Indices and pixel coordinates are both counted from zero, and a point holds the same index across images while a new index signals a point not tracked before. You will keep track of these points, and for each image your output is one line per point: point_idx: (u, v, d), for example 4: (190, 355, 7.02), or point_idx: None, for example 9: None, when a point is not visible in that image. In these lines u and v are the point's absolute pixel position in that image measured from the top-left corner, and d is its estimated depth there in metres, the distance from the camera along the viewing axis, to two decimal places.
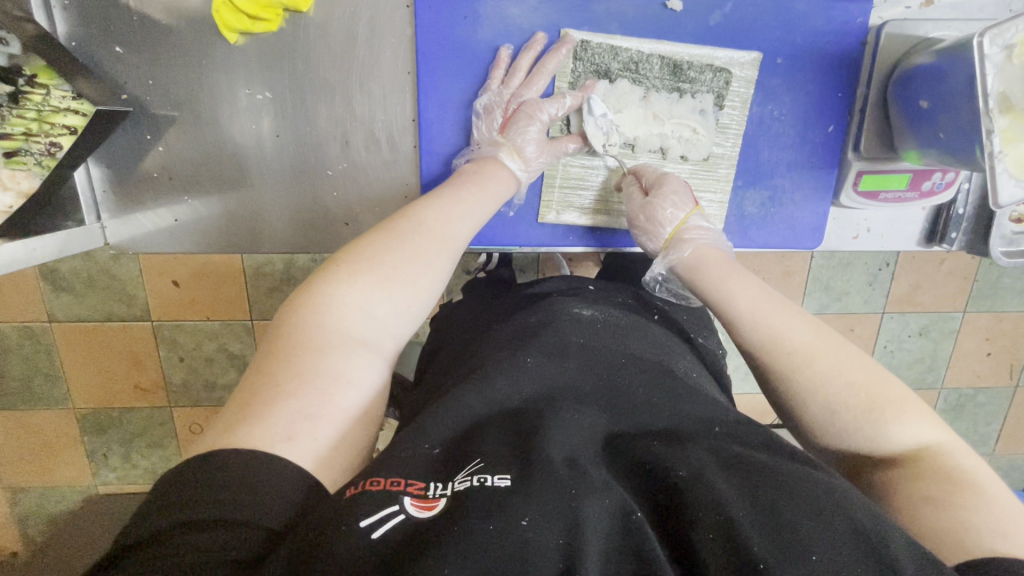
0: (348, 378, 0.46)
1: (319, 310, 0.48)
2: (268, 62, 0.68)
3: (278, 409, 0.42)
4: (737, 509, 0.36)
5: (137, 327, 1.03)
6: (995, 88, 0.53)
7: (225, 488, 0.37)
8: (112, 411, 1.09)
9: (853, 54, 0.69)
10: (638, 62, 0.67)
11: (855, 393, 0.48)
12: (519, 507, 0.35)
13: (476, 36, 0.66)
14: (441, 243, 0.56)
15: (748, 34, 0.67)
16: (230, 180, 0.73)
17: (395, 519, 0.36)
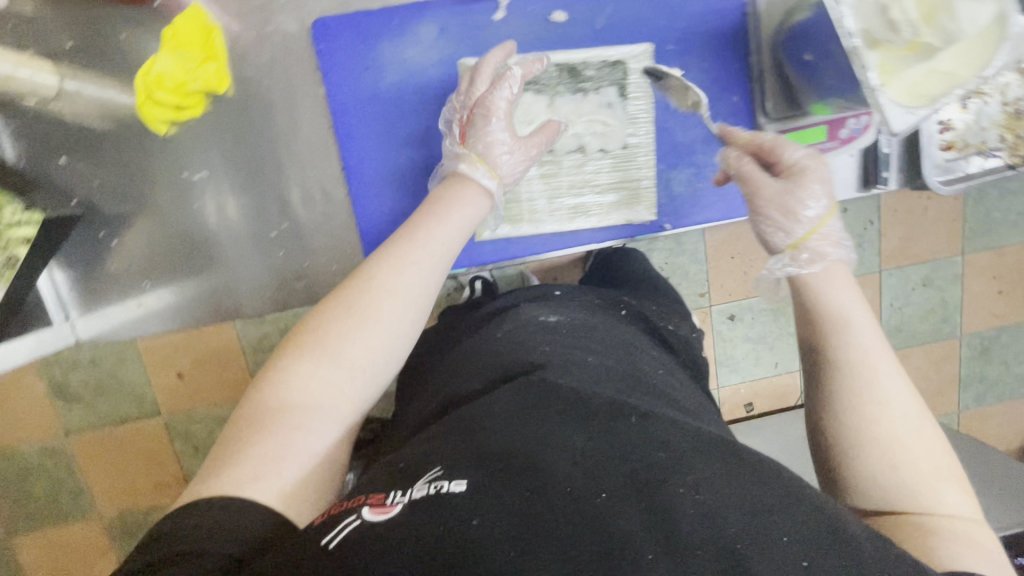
0: (316, 429, 0.45)
1: (305, 347, 0.48)
2: (199, 144, 0.73)
3: (245, 456, 0.43)
4: (722, 503, 0.34)
5: None
6: (857, 27, 0.55)
7: (198, 527, 0.39)
8: None
9: (739, 27, 0.73)
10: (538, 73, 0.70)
11: (923, 458, 0.42)
12: (469, 510, 0.33)
13: (382, 82, 0.70)
14: (405, 290, 0.50)
15: (635, 29, 0.71)
16: (184, 260, 0.77)
17: (351, 526, 0.34)
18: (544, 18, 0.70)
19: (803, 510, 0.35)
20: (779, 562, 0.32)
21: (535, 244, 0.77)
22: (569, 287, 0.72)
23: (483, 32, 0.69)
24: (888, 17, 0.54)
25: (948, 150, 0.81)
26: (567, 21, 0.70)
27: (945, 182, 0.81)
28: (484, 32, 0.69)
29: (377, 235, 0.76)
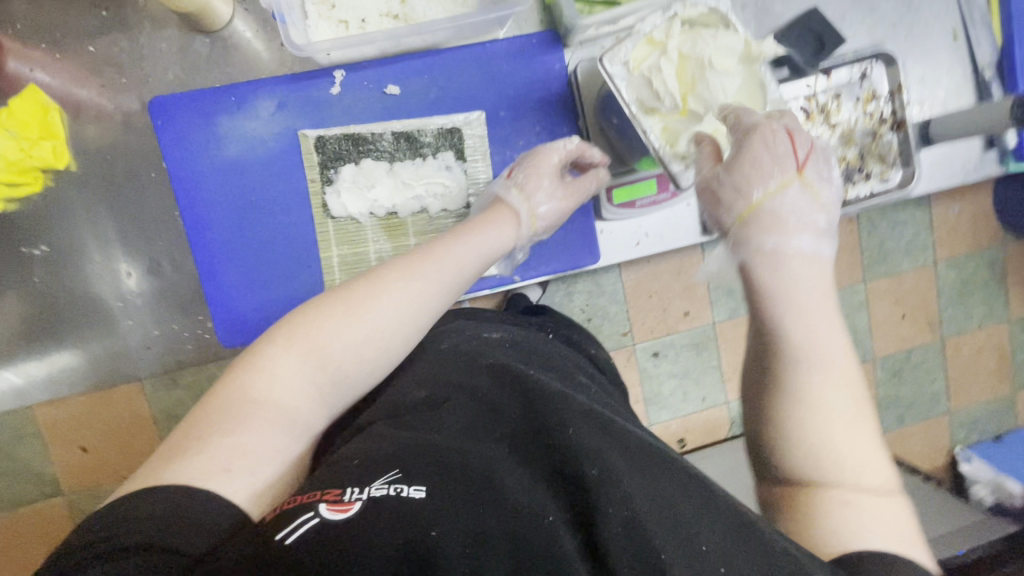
0: (276, 437, 0.50)
1: (275, 358, 0.53)
2: (44, 221, 0.75)
3: (213, 445, 0.47)
4: (640, 503, 0.42)
5: (46, 508, 0.87)
6: (631, 97, 0.61)
7: (156, 522, 0.42)
8: None
9: (565, 93, 0.79)
10: (375, 141, 0.75)
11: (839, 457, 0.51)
12: (431, 519, 0.39)
13: (223, 153, 0.73)
14: (447, 286, 0.60)
15: (466, 99, 0.77)
16: (23, 336, 0.78)
17: (309, 524, 0.39)
18: (379, 91, 0.75)
19: (705, 509, 0.43)
20: (688, 553, 0.41)
21: None
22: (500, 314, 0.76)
23: (321, 106, 0.74)
24: (653, 88, 0.60)
25: None
26: (401, 94, 0.75)
27: None
28: (322, 106, 0.74)
29: (224, 301, 0.75)
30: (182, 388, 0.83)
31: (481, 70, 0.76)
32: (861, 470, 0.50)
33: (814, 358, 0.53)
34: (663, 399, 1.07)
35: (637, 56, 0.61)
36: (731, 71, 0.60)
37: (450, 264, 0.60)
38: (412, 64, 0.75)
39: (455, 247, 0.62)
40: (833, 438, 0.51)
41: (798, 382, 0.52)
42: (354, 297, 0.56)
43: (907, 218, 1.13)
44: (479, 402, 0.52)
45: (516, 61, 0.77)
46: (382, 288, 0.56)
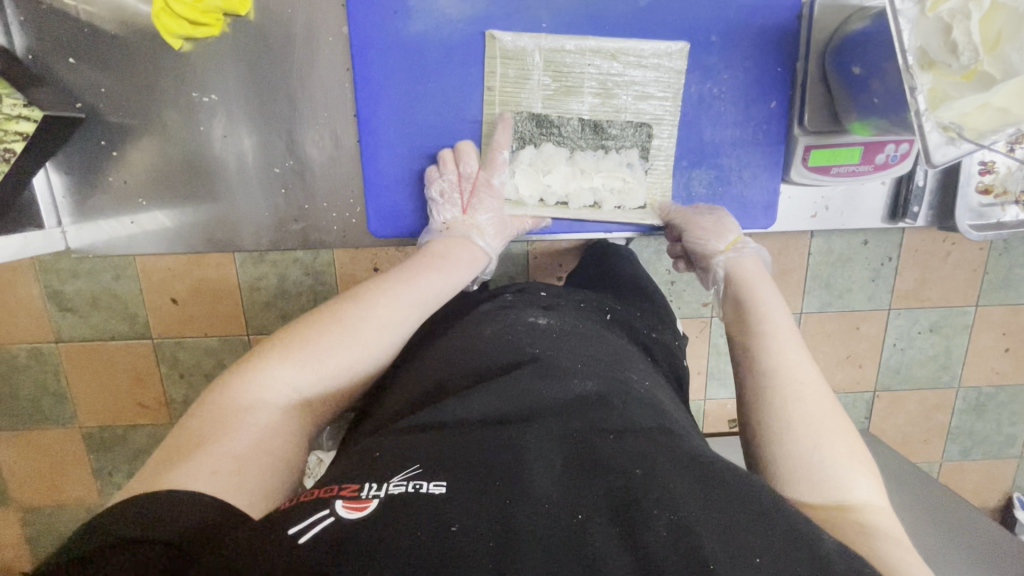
0: (253, 454, 0.44)
1: (248, 380, 0.49)
2: (216, 66, 0.71)
3: (192, 462, 0.41)
4: (688, 507, 0.36)
5: (138, 345, 0.94)
6: (911, 44, 0.51)
7: (140, 515, 0.34)
8: (116, 429, 1.00)
9: (790, 27, 0.69)
10: (572, 74, 0.69)
11: (839, 445, 0.47)
12: (452, 514, 0.34)
13: (408, 29, 0.67)
14: (387, 325, 0.57)
15: (680, 15, 0.68)
16: (185, 185, 0.76)
17: (325, 521, 0.33)
18: None
19: (762, 517, 0.36)
20: (750, 572, 0.33)
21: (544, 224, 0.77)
22: (556, 290, 0.71)
23: None
24: (948, 38, 0.49)
25: (984, 194, 0.78)
26: None
27: (978, 228, 0.77)
28: None
29: (381, 190, 0.74)
30: (269, 265, 0.88)
31: None
32: (851, 482, 0.45)
33: (793, 388, 0.51)
34: (726, 377, 0.97)
35: None
36: None
37: (397, 296, 0.59)
38: None
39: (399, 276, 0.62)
40: (816, 451, 0.47)
41: (781, 400, 0.51)
42: (305, 333, 0.53)
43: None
44: (503, 400, 0.47)
45: None
46: (330, 318, 0.55)
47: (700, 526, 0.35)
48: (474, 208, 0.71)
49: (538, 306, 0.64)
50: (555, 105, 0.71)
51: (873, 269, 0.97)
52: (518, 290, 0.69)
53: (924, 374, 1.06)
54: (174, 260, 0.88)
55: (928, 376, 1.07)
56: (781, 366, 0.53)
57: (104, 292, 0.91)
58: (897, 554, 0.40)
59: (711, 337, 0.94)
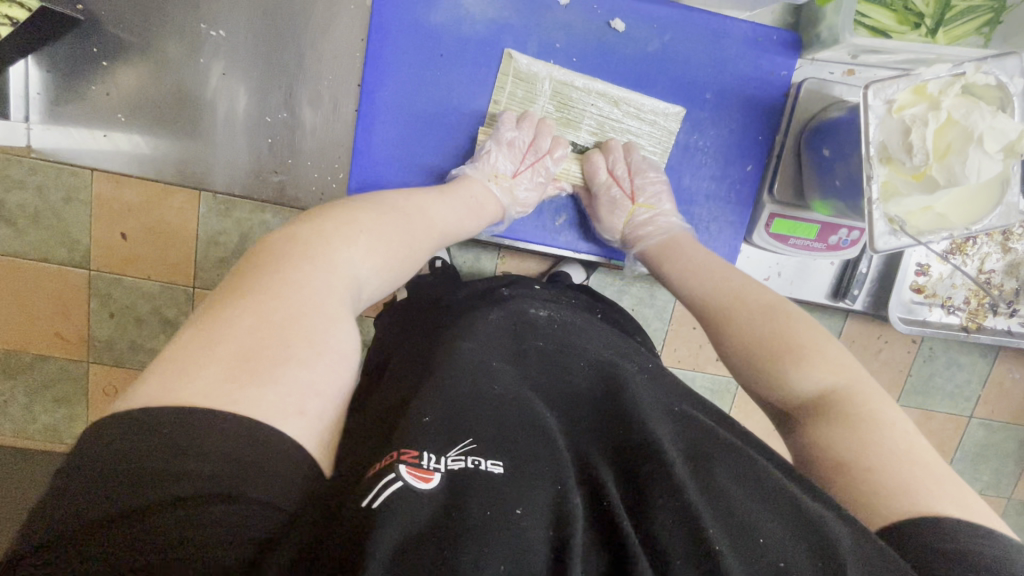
0: (342, 374, 0.41)
1: (320, 271, 0.44)
2: (232, 4, 0.70)
3: (285, 376, 0.37)
4: (698, 496, 0.39)
5: (72, 274, 0.92)
6: (875, 137, 0.57)
7: (220, 458, 0.31)
8: (25, 356, 0.97)
9: (776, 103, 0.75)
10: (575, 109, 0.75)
11: (771, 337, 0.55)
12: (511, 497, 0.36)
13: (430, 17, 0.70)
14: (430, 240, 0.59)
15: (683, 68, 0.73)
16: (168, 110, 0.74)
17: (392, 488, 0.35)
18: (603, 21, 0.71)
19: (767, 498, 0.40)
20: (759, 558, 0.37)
21: (515, 228, 0.78)
22: (551, 287, 0.76)
23: (543, 11, 0.70)
24: (906, 139, 0.55)
25: (917, 293, 0.85)
26: (623, 33, 0.71)
27: (905, 322, 0.84)
28: (543, 10, 0.70)
29: (370, 162, 0.74)
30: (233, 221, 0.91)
31: (711, 43, 0.72)
32: (801, 375, 0.52)
33: (722, 303, 0.61)
34: None
35: (902, 100, 0.56)
36: (994, 155, 0.54)
37: (438, 228, 0.61)
38: (644, 7, 0.70)
39: (436, 214, 0.62)
40: (760, 356, 0.55)
41: (718, 314, 0.61)
42: (366, 230, 0.51)
43: (967, 363, 1.09)
44: (520, 373, 0.48)
45: (746, 49, 0.72)
46: (388, 230, 0.53)
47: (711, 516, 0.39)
48: (523, 172, 0.73)
49: (536, 299, 0.66)
50: (554, 130, 0.76)
51: None
52: (518, 279, 0.74)
53: None
54: (134, 193, 0.87)
55: None
56: (731, 293, 0.61)
57: (46, 209, 0.88)
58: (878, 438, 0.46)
59: None
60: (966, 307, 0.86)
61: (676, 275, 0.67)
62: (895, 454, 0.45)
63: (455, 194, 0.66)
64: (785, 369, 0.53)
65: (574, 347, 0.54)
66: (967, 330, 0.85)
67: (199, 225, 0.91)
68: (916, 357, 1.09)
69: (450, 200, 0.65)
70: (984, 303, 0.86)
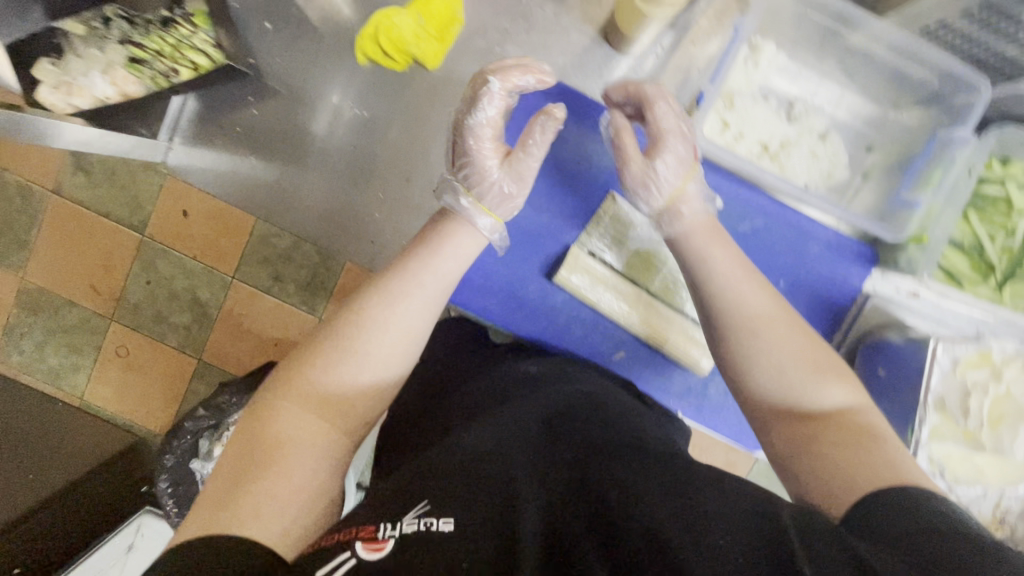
0: (294, 477, 0.46)
1: (282, 401, 0.50)
2: (380, 91, 0.78)
3: (244, 497, 0.43)
4: (695, 535, 0.36)
5: (126, 235, 1.12)
6: (936, 388, 0.61)
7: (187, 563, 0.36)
8: (56, 296, 1.14)
9: (844, 305, 0.78)
10: (657, 261, 0.78)
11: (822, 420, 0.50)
12: (455, 555, 0.36)
13: (552, 151, 0.76)
14: (400, 321, 0.57)
15: (766, 253, 0.77)
16: (296, 163, 0.80)
17: (345, 566, 0.37)
18: None
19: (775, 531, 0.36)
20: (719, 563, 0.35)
21: (574, 355, 0.80)
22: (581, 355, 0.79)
23: None
24: (964, 401, 0.61)
25: None
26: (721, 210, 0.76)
27: None
28: None
29: None
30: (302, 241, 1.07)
31: (796, 238, 0.77)
32: (822, 394, 0.52)
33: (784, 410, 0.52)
34: None
35: (969, 360, 0.60)
36: None
37: (423, 284, 0.60)
38: (743, 192, 0.77)
39: (422, 268, 0.61)
40: (791, 373, 0.53)
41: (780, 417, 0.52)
42: (331, 335, 0.55)
43: None
44: (505, 424, 0.49)
45: (826, 251, 0.78)
46: (354, 318, 0.56)
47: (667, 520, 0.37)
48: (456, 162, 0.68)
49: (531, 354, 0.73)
50: (633, 275, 0.78)
51: None
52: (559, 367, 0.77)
53: None
54: None
55: None
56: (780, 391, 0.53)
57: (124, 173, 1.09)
58: (886, 451, 0.46)
59: None
60: None
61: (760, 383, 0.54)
62: None
63: (428, 243, 0.63)
64: (815, 418, 0.50)
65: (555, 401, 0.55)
66: None
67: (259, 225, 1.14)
68: None
69: (446, 247, 0.63)
70: None
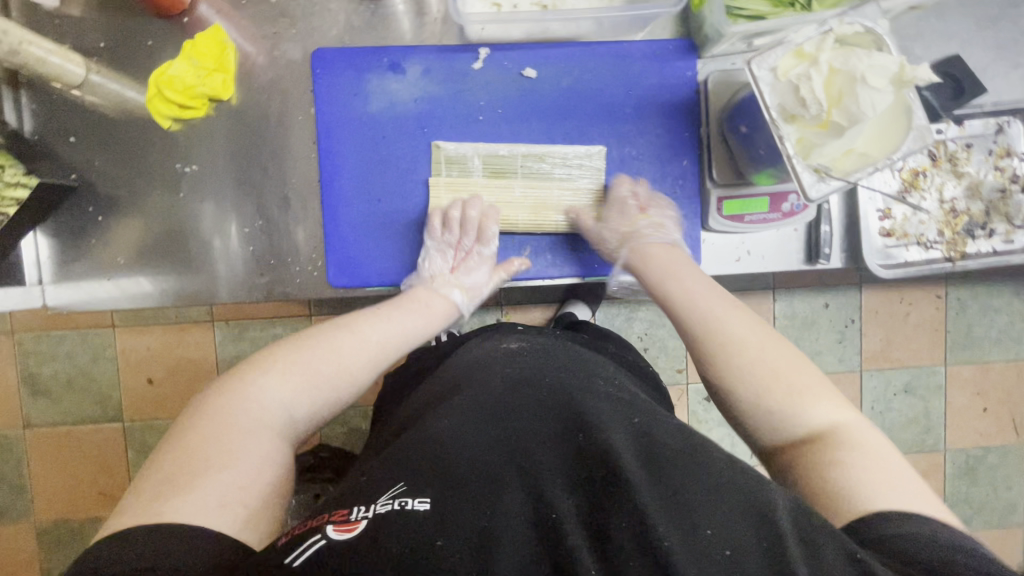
0: (252, 477, 0.51)
1: (247, 397, 0.57)
2: (200, 140, 0.81)
3: (201, 486, 0.48)
4: (649, 500, 0.40)
5: (108, 429, 1.18)
6: (773, 102, 0.62)
7: (132, 556, 0.42)
8: (73, 521, 1.19)
9: (691, 100, 0.81)
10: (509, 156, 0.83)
11: (776, 375, 0.60)
12: (437, 530, 0.39)
13: (368, 107, 0.80)
14: (369, 345, 0.68)
15: (598, 91, 0.81)
16: (164, 244, 0.82)
17: (317, 545, 0.38)
18: (517, 72, 0.80)
19: (717, 483, 0.41)
20: (689, 556, 0.37)
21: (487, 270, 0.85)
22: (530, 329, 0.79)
23: (463, 77, 0.79)
24: (800, 96, 0.60)
25: (889, 237, 0.87)
26: (537, 78, 0.80)
27: (886, 267, 0.86)
28: (462, 77, 0.79)
29: (343, 242, 0.81)
30: (246, 341, 1.17)
31: (616, 65, 0.80)
32: (812, 412, 0.57)
33: (710, 330, 0.65)
34: None
35: (785, 65, 0.62)
36: (883, 88, 0.59)
37: (383, 348, 0.69)
38: (550, 52, 0.80)
39: (376, 323, 0.70)
40: (770, 400, 0.58)
41: (715, 344, 0.64)
42: (294, 357, 0.63)
43: (1002, 305, 1.32)
44: (475, 405, 0.50)
45: (649, 63, 0.81)
46: (317, 350, 0.64)
47: (654, 506, 0.39)
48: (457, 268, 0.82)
49: (515, 331, 0.75)
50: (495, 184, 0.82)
51: (839, 330, 1.29)
52: (500, 326, 0.80)
53: (911, 434, 1.33)
54: (153, 340, 1.17)
55: (917, 438, 1.34)
56: (707, 315, 0.67)
57: (75, 377, 1.17)
58: (857, 468, 0.51)
59: (689, 404, 1.22)
60: (942, 239, 0.87)
61: (655, 282, 0.73)
62: (874, 485, 0.49)
63: (400, 304, 0.75)
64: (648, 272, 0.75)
65: (528, 365, 0.56)
66: (952, 261, 0.87)
67: (218, 352, 1.18)
68: (948, 316, 1.32)
69: (409, 314, 0.74)
70: (960, 230, 0.87)
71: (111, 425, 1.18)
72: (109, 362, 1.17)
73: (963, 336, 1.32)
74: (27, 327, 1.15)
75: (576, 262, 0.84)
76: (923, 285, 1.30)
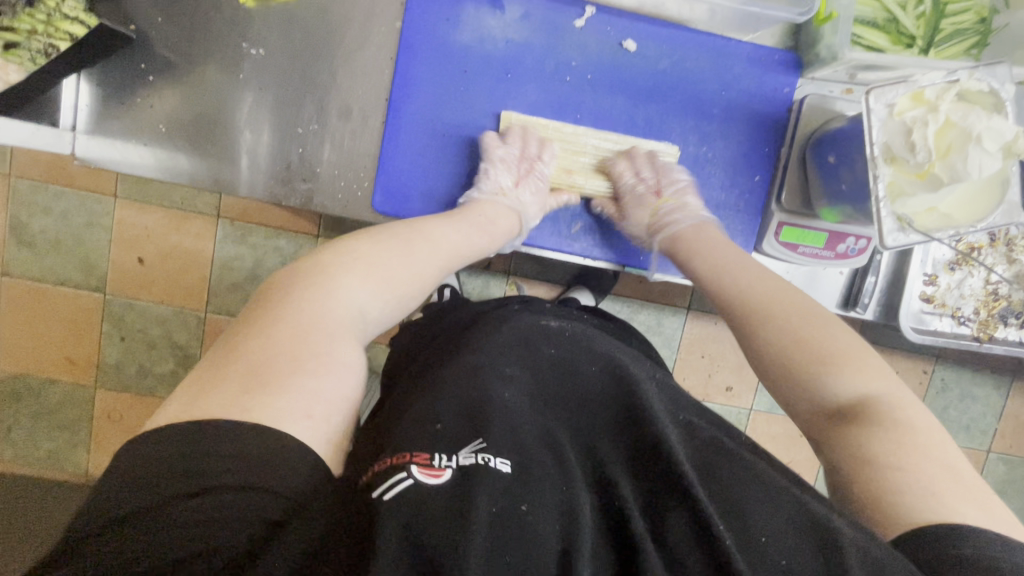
0: (344, 384, 0.48)
1: (322, 292, 0.53)
2: (273, 25, 0.76)
3: (290, 389, 0.45)
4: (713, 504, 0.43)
5: (89, 298, 1.14)
6: (879, 139, 0.60)
7: (233, 458, 0.40)
8: (33, 379, 1.16)
9: (780, 117, 0.79)
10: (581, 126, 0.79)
11: (823, 351, 0.59)
12: (519, 494, 0.42)
13: (455, 37, 0.76)
14: (434, 253, 0.65)
15: (691, 84, 0.78)
16: (208, 123, 0.78)
17: (403, 484, 0.41)
18: (616, 42, 0.76)
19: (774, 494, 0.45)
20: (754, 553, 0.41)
21: (531, 236, 0.82)
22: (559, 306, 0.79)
23: (561, 32, 0.76)
24: (909, 139, 0.58)
25: (927, 302, 0.87)
26: (635, 53, 0.77)
27: (918, 331, 0.85)
28: (561, 31, 0.76)
29: (395, 170, 0.78)
30: (248, 245, 1.13)
31: (716, 63, 0.77)
32: (841, 383, 0.56)
33: (754, 302, 0.65)
34: None
35: (902, 105, 0.60)
36: (994, 152, 0.57)
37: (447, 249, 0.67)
38: (654, 29, 0.76)
39: (445, 232, 0.68)
40: (802, 364, 0.59)
41: (758, 318, 0.63)
42: (366, 258, 0.59)
43: (981, 394, 1.34)
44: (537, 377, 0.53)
45: (749, 68, 0.78)
46: (387, 255, 0.60)
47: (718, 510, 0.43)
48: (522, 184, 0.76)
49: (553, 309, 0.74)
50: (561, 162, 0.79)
51: None
52: (534, 299, 0.79)
53: None
54: (155, 220, 1.12)
55: None
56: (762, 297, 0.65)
57: (66, 236, 1.12)
58: (901, 448, 0.51)
59: None
60: (976, 318, 0.88)
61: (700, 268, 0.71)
62: (918, 474, 0.49)
63: (466, 215, 0.73)
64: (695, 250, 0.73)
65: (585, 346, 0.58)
66: (979, 341, 0.87)
67: (217, 249, 1.14)
68: (928, 393, 1.34)
69: (473, 237, 0.72)
70: (994, 314, 0.88)
71: (93, 294, 1.14)
72: (104, 231, 1.13)
73: (937, 414, 1.34)
74: (26, 173, 1.09)
75: (619, 249, 0.83)
76: (916, 357, 1.30)
